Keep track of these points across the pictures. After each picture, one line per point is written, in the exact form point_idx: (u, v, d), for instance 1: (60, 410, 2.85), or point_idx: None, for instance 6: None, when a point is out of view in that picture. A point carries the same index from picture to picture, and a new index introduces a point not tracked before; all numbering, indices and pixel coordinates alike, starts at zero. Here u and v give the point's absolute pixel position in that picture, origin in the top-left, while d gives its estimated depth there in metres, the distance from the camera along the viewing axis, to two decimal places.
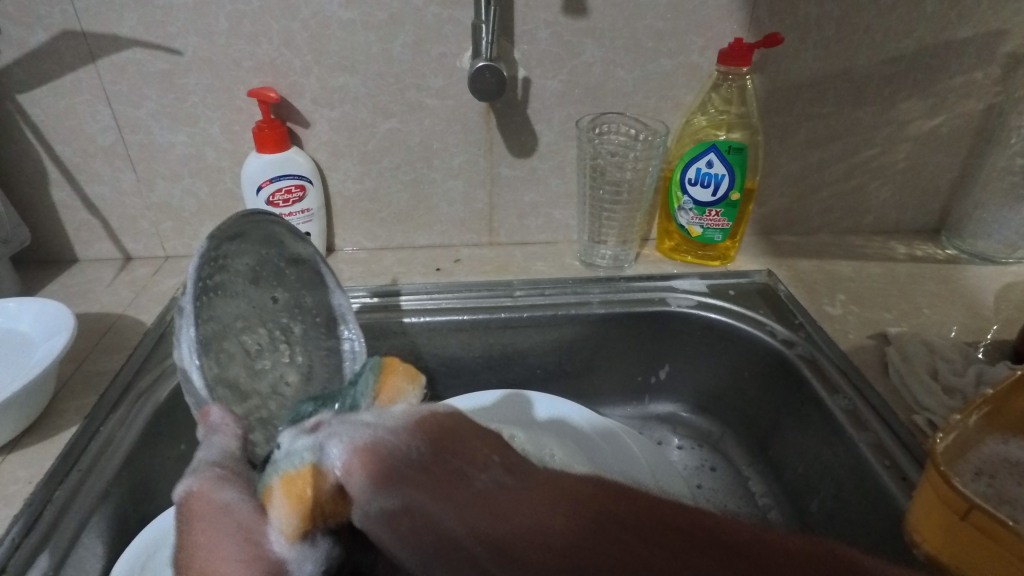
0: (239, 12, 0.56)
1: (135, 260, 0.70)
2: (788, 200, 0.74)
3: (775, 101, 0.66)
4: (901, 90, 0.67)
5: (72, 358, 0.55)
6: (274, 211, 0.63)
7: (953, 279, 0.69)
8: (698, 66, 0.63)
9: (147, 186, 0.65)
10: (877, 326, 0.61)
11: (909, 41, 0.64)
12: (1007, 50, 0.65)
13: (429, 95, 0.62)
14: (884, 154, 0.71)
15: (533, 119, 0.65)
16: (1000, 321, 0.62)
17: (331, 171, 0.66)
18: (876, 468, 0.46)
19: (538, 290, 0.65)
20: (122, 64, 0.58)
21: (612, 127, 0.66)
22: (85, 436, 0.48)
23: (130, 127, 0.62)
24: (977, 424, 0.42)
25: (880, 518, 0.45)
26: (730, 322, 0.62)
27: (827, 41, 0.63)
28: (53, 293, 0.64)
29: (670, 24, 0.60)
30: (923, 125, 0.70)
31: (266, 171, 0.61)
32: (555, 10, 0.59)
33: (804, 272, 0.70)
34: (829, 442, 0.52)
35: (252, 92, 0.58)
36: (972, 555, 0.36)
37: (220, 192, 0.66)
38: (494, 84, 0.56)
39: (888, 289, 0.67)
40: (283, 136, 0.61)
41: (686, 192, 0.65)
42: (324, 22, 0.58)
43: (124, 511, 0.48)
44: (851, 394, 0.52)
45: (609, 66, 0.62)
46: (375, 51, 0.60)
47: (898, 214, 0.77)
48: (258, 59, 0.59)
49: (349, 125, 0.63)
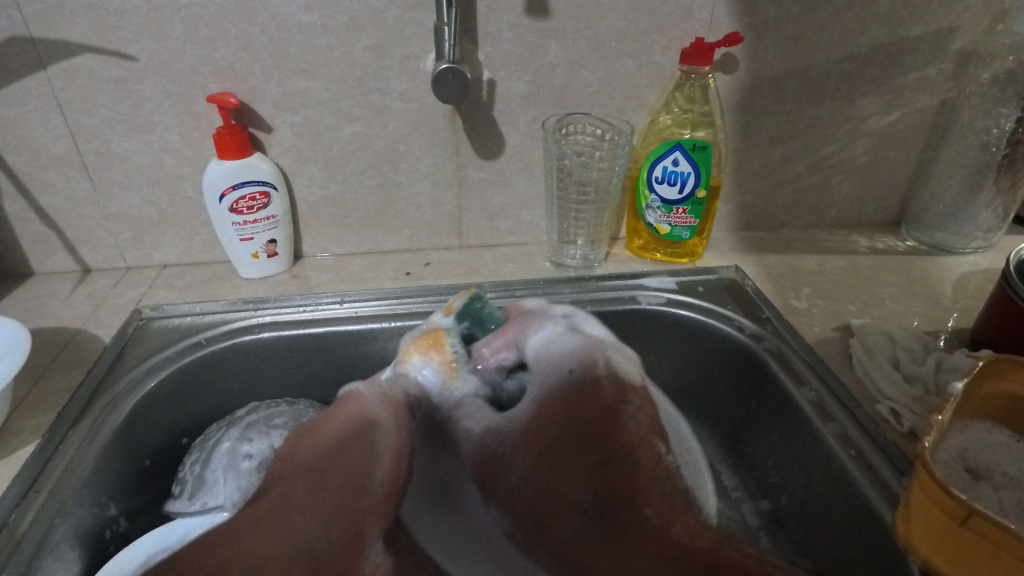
0: (195, 16, 0.55)
1: (95, 272, 0.68)
2: (753, 196, 0.75)
3: (738, 99, 0.67)
4: (859, 86, 0.69)
5: (29, 375, 0.54)
6: (237, 218, 0.62)
7: (913, 270, 0.71)
8: (661, 66, 0.64)
9: (104, 195, 0.63)
10: (841, 318, 0.62)
11: (865, 38, 0.65)
12: (958, 47, 0.67)
13: (393, 99, 0.62)
14: (844, 150, 0.73)
15: (498, 120, 0.65)
16: (959, 310, 0.64)
17: (295, 177, 0.65)
18: (842, 458, 0.47)
19: (509, 291, 0.65)
20: (73, 71, 0.56)
21: (578, 127, 0.66)
22: (44, 456, 0.46)
23: (84, 135, 0.60)
24: (954, 419, 0.42)
25: (846, 505, 0.46)
26: (699, 319, 0.63)
27: (785, 40, 0.64)
28: (6, 308, 0.62)
29: (631, 24, 0.61)
30: (880, 120, 0.72)
31: (227, 178, 0.60)
32: (518, 12, 0.59)
33: (770, 267, 0.71)
34: (796, 435, 0.53)
35: (210, 97, 0.57)
36: (967, 556, 0.35)
37: (181, 200, 0.65)
38: (458, 86, 0.55)
39: (851, 281, 0.69)
40: (244, 142, 0.60)
41: (653, 190, 0.65)
42: (283, 25, 0.57)
43: (92, 532, 0.47)
44: (818, 386, 0.53)
45: (572, 67, 0.63)
46: (336, 54, 0.59)
47: (859, 207, 0.79)
48: (215, 64, 0.58)
49: (312, 129, 0.62)
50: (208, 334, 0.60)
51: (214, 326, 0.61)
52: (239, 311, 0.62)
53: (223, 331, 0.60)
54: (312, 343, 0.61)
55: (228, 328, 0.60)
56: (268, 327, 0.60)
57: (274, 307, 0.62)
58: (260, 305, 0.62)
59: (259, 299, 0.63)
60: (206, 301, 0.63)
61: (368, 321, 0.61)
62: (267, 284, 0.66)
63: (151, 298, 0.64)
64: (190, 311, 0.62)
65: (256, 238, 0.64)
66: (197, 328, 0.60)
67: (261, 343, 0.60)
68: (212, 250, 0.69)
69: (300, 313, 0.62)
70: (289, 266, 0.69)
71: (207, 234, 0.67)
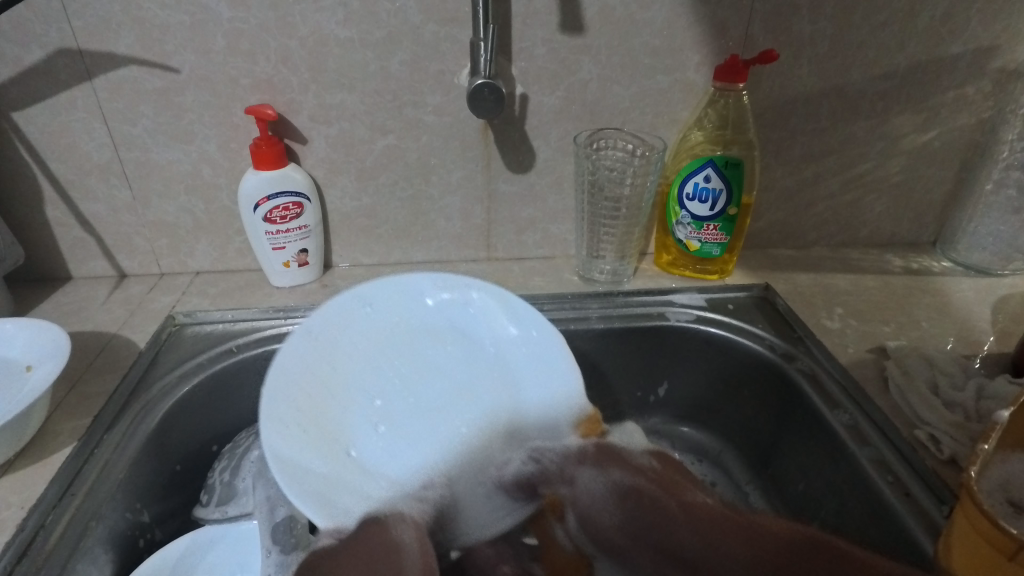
0: (237, 31, 0.57)
1: (130, 277, 0.69)
2: (785, 214, 0.74)
3: (770, 116, 0.66)
4: (895, 105, 0.68)
5: (65, 378, 0.54)
6: (271, 228, 0.63)
7: (949, 292, 0.70)
8: (694, 83, 0.64)
9: (142, 203, 0.65)
10: (876, 339, 0.61)
11: (903, 56, 0.65)
12: (997, 66, 0.66)
13: (427, 112, 0.63)
14: (879, 168, 0.72)
15: (530, 135, 0.65)
16: (997, 333, 0.62)
17: (328, 188, 0.66)
18: (879, 484, 0.46)
19: (537, 305, 0.65)
20: (118, 82, 0.58)
21: (610, 142, 0.67)
22: (80, 458, 0.47)
23: (126, 144, 0.61)
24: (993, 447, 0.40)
25: (873, 533, 0.46)
26: (729, 337, 0.62)
27: (821, 58, 0.63)
28: (46, 311, 0.63)
29: (665, 41, 0.61)
30: (916, 139, 0.71)
31: (263, 188, 0.61)
32: (552, 28, 0.59)
33: (801, 285, 0.70)
34: (831, 458, 0.52)
35: (249, 109, 0.58)
36: None
37: (216, 209, 0.66)
38: (493, 101, 0.56)
39: (885, 302, 0.68)
40: (280, 153, 0.61)
41: (683, 207, 0.65)
42: (321, 40, 0.58)
43: (122, 537, 0.47)
44: (852, 408, 0.52)
45: (605, 82, 0.63)
46: (373, 68, 0.60)
47: (894, 226, 0.77)
48: (255, 76, 0.59)
49: (347, 141, 0.63)
50: (239, 341, 0.60)
51: (245, 334, 0.61)
52: (271, 319, 0.63)
53: (254, 339, 0.61)
54: None
55: (259, 336, 0.61)
56: None
57: (304, 315, 0.63)
58: (290, 313, 0.63)
59: (290, 307, 0.63)
60: (237, 308, 0.64)
61: None
62: (298, 293, 0.67)
63: (185, 305, 0.65)
64: (223, 318, 0.63)
65: (288, 247, 0.65)
66: (229, 335, 0.61)
67: None
68: (243, 259, 0.70)
69: None
70: (319, 275, 0.69)
71: (240, 243, 0.68)
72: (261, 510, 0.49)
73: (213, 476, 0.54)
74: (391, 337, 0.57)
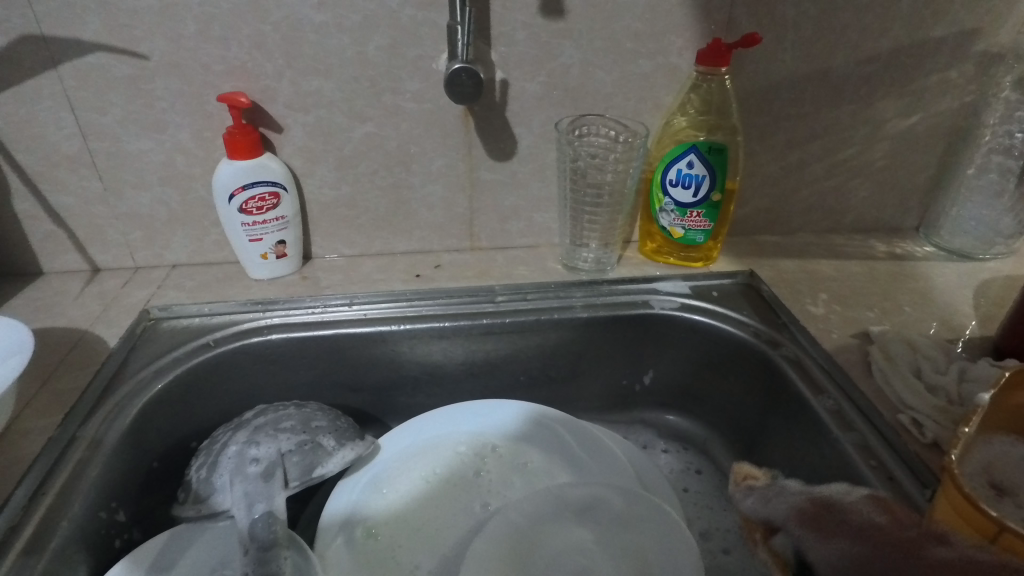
0: (207, 15, 0.55)
1: (104, 271, 0.68)
2: (770, 200, 0.74)
3: (754, 101, 0.66)
4: (879, 89, 0.67)
5: (36, 376, 0.53)
6: (248, 219, 0.61)
7: (932, 276, 0.70)
8: (677, 67, 0.63)
9: (115, 194, 0.63)
10: (859, 325, 0.61)
11: (886, 40, 0.64)
12: (980, 49, 0.66)
13: (406, 99, 0.61)
14: (863, 153, 0.72)
15: (511, 121, 0.64)
16: (979, 317, 0.62)
17: (306, 178, 0.64)
18: (862, 469, 0.46)
19: (520, 295, 0.64)
20: (85, 69, 0.56)
21: (592, 128, 0.66)
22: (51, 458, 0.46)
23: (96, 134, 0.59)
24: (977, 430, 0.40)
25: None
26: (713, 324, 0.62)
27: (805, 41, 0.63)
28: (17, 307, 0.62)
29: (647, 24, 0.60)
30: (900, 123, 0.70)
31: (239, 178, 0.59)
32: (533, 12, 0.58)
33: (786, 272, 0.70)
34: (814, 443, 0.52)
35: (221, 96, 0.56)
36: None
37: (191, 200, 0.64)
38: (472, 86, 0.55)
39: (869, 288, 0.67)
40: (255, 142, 0.59)
41: (667, 193, 0.64)
42: (295, 24, 0.56)
43: (98, 536, 0.46)
44: (836, 394, 0.52)
45: (587, 68, 0.62)
46: (349, 54, 0.58)
47: (877, 211, 0.77)
48: (228, 63, 0.57)
49: (324, 129, 0.62)
50: (217, 335, 0.59)
51: (222, 327, 0.60)
52: (249, 312, 0.62)
53: (232, 333, 0.59)
54: (323, 346, 0.60)
55: (237, 330, 0.60)
56: (277, 328, 0.60)
57: (283, 308, 0.62)
58: (269, 306, 0.62)
59: (268, 300, 0.62)
60: (215, 302, 0.62)
61: (378, 324, 0.61)
62: (277, 285, 0.65)
63: (160, 299, 0.63)
64: (200, 312, 0.61)
65: (266, 238, 0.63)
66: (207, 329, 0.60)
67: (270, 345, 0.59)
68: (221, 251, 0.68)
69: (309, 315, 0.61)
70: (299, 267, 0.68)
71: (218, 235, 0.67)
72: (239, 506, 0.48)
73: (190, 475, 0.51)
74: (440, 421, 0.59)
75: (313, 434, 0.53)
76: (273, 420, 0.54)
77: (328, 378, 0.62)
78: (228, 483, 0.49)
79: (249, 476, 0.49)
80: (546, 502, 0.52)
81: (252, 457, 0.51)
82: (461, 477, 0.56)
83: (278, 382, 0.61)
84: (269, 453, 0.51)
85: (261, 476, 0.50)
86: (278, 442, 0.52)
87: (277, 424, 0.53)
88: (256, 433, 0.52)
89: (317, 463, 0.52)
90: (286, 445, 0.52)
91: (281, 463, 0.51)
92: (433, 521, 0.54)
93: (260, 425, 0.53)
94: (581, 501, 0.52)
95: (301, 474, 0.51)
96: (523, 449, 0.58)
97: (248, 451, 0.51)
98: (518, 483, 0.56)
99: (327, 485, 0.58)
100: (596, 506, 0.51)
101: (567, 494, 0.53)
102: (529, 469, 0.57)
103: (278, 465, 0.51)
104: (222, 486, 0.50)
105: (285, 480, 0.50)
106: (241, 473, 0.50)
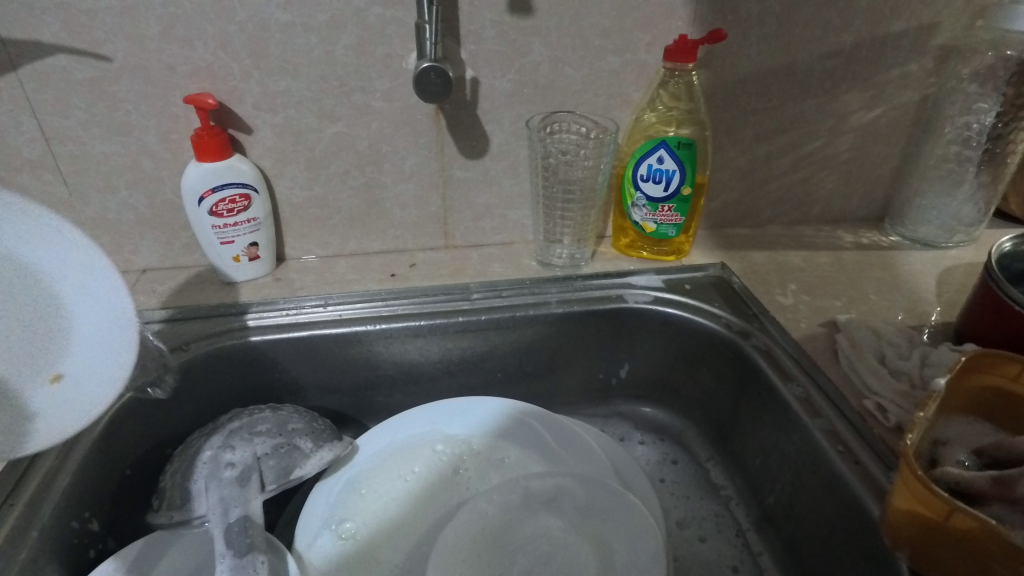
0: (170, 15, 0.54)
1: None
2: (739, 193, 0.75)
3: (722, 96, 0.67)
4: (843, 83, 0.69)
5: None
6: (218, 221, 0.61)
7: (897, 265, 0.72)
8: (645, 63, 0.64)
9: (80, 198, 0.62)
10: (827, 314, 0.62)
11: (848, 35, 0.66)
12: (939, 42, 0.68)
13: (376, 98, 0.61)
14: (828, 145, 0.73)
15: (483, 119, 0.64)
16: (942, 304, 0.64)
17: (277, 179, 0.64)
18: (830, 454, 0.47)
19: (495, 292, 0.65)
20: (46, 72, 0.55)
21: (563, 125, 0.66)
22: (19, 469, 0.45)
23: (58, 137, 0.58)
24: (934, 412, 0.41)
25: (824, 500, 0.48)
26: (685, 316, 0.63)
27: (769, 36, 0.64)
28: None
29: (615, 21, 0.61)
30: (863, 116, 0.72)
31: (207, 180, 0.59)
32: (501, 10, 0.58)
33: (756, 263, 0.71)
34: (785, 431, 0.53)
35: (188, 98, 0.55)
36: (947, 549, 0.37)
37: (160, 203, 0.63)
38: (441, 85, 0.55)
39: (836, 277, 0.69)
40: (224, 143, 0.59)
41: (638, 188, 0.65)
42: (261, 24, 0.56)
43: (70, 546, 0.46)
44: (805, 381, 0.54)
45: (557, 65, 0.62)
46: (317, 53, 0.58)
47: (844, 203, 0.79)
48: (193, 64, 0.57)
49: (294, 130, 0.62)
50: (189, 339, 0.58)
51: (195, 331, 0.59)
52: (221, 316, 0.61)
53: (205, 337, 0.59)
54: (297, 347, 0.60)
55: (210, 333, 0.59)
56: (251, 331, 0.59)
57: (257, 311, 0.61)
58: (242, 309, 0.61)
59: (242, 303, 0.62)
60: (186, 306, 0.62)
61: (354, 324, 0.60)
62: (250, 288, 0.65)
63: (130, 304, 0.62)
64: (170, 316, 0.61)
65: (238, 240, 0.63)
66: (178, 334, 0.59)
67: (244, 348, 0.59)
68: (192, 254, 0.67)
69: (283, 317, 0.61)
70: (272, 269, 0.67)
71: (188, 238, 0.66)
72: (215, 511, 0.48)
73: (165, 481, 0.51)
74: (416, 420, 0.59)
75: (289, 437, 0.53)
76: (248, 423, 0.53)
77: (303, 379, 0.62)
78: (202, 488, 0.49)
79: (224, 481, 0.49)
80: (514, 494, 0.53)
81: (229, 461, 0.50)
82: (438, 473, 0.57)
83: (253, 384, 0.61)
84: (244, 457, 0.51)
85: (236, 480, 0.49)
86: (254, 446, 0.51)
87: (252, 427, 0.53)
88: (231, 437, 0.52)
89: (294, 466, 0.51)
90: (262, 448, 0.52)
91: (257, 467, 0.51)
92: (410, 520, 0.54)
93: (234, 429, 0.53)
94: (546, 493, 0.52)
95: (278, 476, 0.51)
96: (500, 446, 0.58)
97: (223, 455, 0.51)
98: (493, 477, 0.56)
99: (305, 487, 0.58)
100: (561, 497, 0.52)
101: (539, 489, 0.53)
102: (506, 464, 0.57)
103: (254, 468, 0.50)
104: (196, 491, 0.49)
105: (261, 483, 0.50)
106: (216, 478, 0.49)
